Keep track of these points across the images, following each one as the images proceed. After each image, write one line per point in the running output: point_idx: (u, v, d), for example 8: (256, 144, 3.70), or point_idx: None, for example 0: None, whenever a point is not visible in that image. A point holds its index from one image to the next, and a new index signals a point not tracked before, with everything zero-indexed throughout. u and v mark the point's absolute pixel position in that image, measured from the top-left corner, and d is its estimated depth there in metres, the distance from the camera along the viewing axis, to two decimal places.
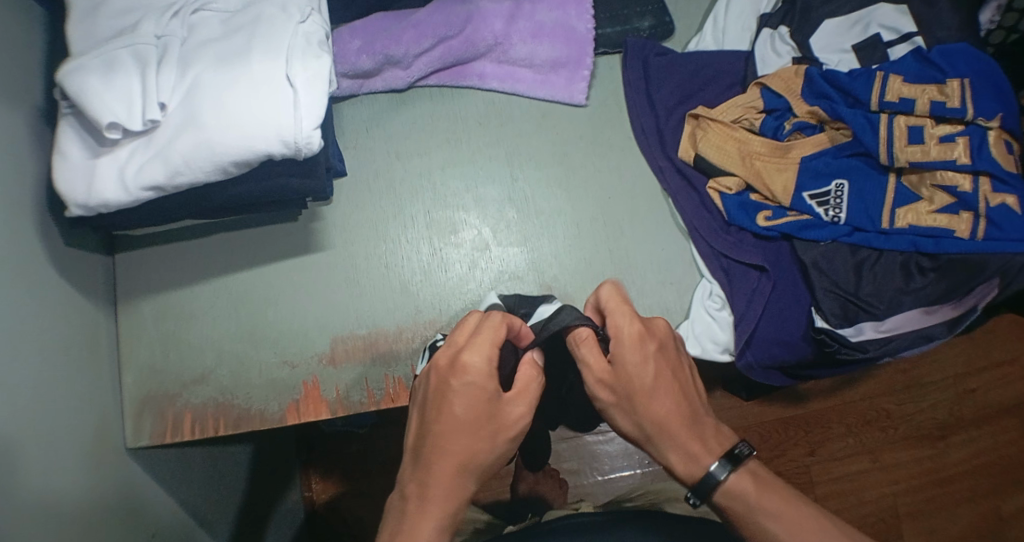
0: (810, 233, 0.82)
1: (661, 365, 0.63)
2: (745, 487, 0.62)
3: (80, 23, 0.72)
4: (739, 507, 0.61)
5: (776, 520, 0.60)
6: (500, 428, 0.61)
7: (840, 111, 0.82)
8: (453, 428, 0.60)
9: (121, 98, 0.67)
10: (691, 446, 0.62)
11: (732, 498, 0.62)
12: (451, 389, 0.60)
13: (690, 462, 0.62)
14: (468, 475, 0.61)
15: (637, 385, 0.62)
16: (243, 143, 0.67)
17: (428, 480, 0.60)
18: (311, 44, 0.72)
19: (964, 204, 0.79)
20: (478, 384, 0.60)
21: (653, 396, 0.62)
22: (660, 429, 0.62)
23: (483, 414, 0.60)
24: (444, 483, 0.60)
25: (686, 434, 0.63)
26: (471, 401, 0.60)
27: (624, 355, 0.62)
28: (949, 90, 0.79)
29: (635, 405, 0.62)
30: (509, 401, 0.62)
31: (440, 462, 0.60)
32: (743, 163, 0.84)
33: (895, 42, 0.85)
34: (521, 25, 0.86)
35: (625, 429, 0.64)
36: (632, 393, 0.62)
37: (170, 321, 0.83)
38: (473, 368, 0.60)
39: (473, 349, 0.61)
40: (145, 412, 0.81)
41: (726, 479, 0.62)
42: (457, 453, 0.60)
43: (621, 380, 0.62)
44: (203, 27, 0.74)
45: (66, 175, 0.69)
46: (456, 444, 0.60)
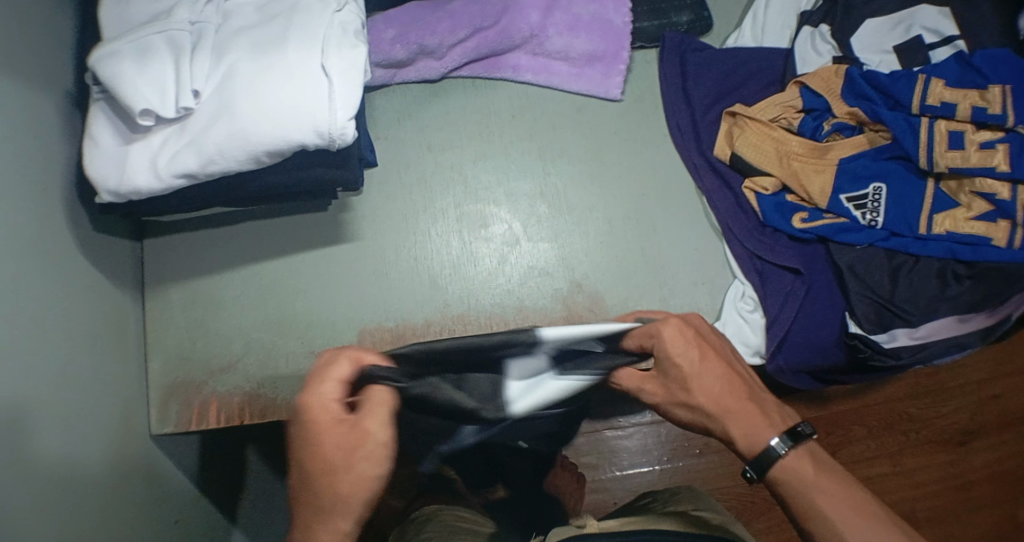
0: (846, 236, 0.81)
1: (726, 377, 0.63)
2: (803, 466, 0.60)
3: (114, 8, 0.71)
4: (794, 491, 0.60)
5: (837, 504, 0.59)
6: (359, 453, 0.56)
7: (880, 113, 0.80)
8: (324, 464, 0.56)
9: (155, 84, 0.66)
10: (752, 423, 0.62)
11: (789, 476, 0.61)
12: (308, 427, 0.56)
13: (752, 436, 0.61)
14: (350, 507, 0.57)
15: (681, 375, 0.63)
16: (279, 133, 0.66)
17: (317, 517, 0.57)
18: (348, 33, 0.71)
19: (1002, 212, 0.78)
20: (335, 419, 0.56)
21: (702, 378, 0.62)
22: (722, 415, 0.62)
23: (353, 446, 0.56)
24: (322, 517, 0.57)
25: (750, 412, 0.62)
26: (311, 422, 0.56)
27: (664, 355, 0.63)
28: (990, 96, 0.78)
29: (686, 392, 0.63)
30: (325, 435, 0.56)
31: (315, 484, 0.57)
32: (780, 163, 0.82)
33: (936, 45, 0.84)
34: (557, 17, 0.85)
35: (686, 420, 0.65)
36: (683, 387, 0.63)
37: (197, 308, 0.82)
38: (315, 405, 0.56)
39: (328, 384, 0.57)
40: (171, 399, 0.81)
41: (783, 457, 0.60)
42: (318, 478, 0.57)
43: (666, 375, 0.64)
44: (238, 14, 0.72)
45: (99, 161, 0.68)
46: (337, 480, 0.56)
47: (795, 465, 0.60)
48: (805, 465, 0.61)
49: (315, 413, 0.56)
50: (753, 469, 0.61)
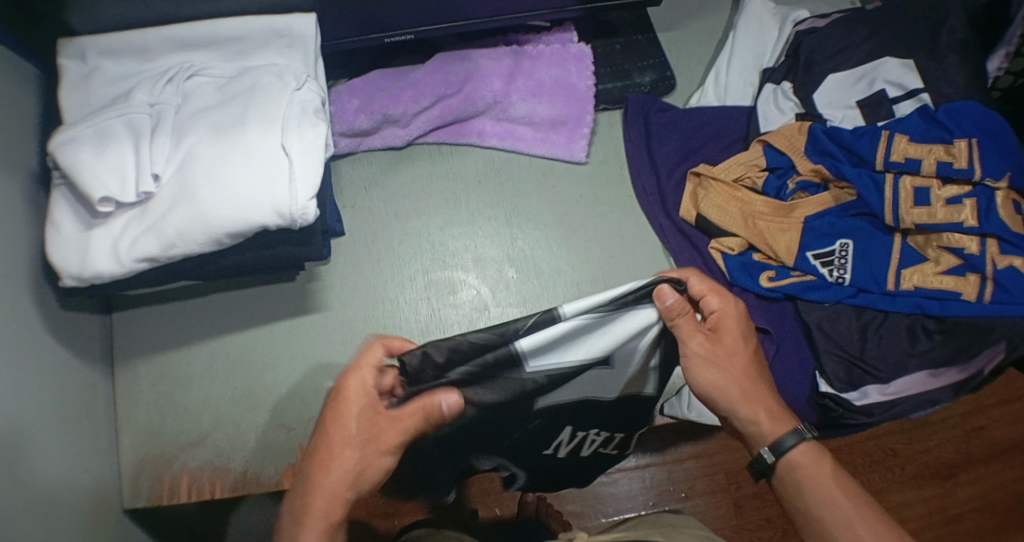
0: (814, 294, 0.81)
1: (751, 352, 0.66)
2: (819, 458, 0.65)
3: (72, 93, 0.72)
4: (805, 476, 0.64)
5: (845, 492, 0.63)
6: (381, 447, 0.60)
7: (844, 171, 0.80)
8: (336, 447, 0.60)
9: (114, 171, 0.66)
10: (778, 411, 0.66)
11: (806, 464, 0.65)
12: (336, 413, 0.60)
13: (781, 420, 0.65)
14: (338, 496, 0.60)
15: (733, 346, 0.65)
16: (238, 216, 0.66)
17: (309, 499, 0.60)
18: (308, 112, 0.71)
19: (971, 266, 0.77)
20: (358, 406, 0.59)
21: (747, 355, 0.65)
22: (753, 391, 0.65)
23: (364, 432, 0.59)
24: (319, 501, 0.59)
25: (772, 399, 0.66)
26: (347, 421, 0.59)
27: (725, 325, 0.65)
28: (955, 150, 0.77)
29: (732, 364, 0.64)
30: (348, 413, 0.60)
31: (318, 500, 0.59)
32: (745, 224, 0.83)
33: (900, 99, 0.83)
34: (520, 82, 0.86)
35: (718, 385, 0.64)
36: (733, 356, 0.65)
37: (166, 383, 0.82)
38: (353, 393, 0.60)
39: (356, 374, 0.60)
40: (141, 475, 0.80)
41: (796, 446, 0.65)
42: (326, 479, 0.60)
43: (717, 341, 0.64)
44: (198, 95, 0.73)
45: (60, 247, 0.68)
46: (335, 463, 0.60)
47: (808, 457, 0.65)
48: (818, 458, 0.65)
49: (346, 417, 0.59)
50: (770, 452, 0.65)
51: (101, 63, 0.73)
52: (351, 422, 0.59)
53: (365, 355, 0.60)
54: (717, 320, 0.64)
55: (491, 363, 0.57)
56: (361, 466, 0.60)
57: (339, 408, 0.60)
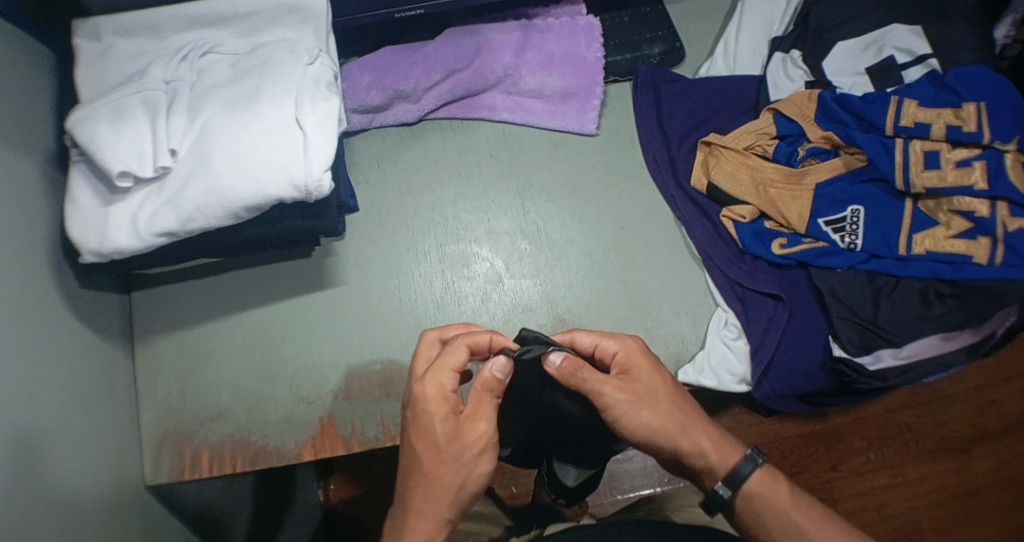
0: (826, 260, 0.81)
1: (673, 391, 0.66)
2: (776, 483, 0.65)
3: (88, 70, 0.72)
4: (767, 504, 0.64)
5: (805, 514, 0.64)
6: (473, 451, 0.62)
7: (854, 136, 0.81)
8: (421, 456, 0.62)
9: (132, 145, 0.66)
10: (722, 439, 0.66)
11: (765, 492, 0.64)
12: (417, 420, 0.62)
13: (724, 450, 0.65)
14: (438, 509, 0.61)
15: (653, 387, 0.65)
16: (255, 189, 0.66)
17: (409, 512, 0.61)
18: (321, 86, 0.71)
19: (982, 229, 0.77)
20: (438, 410, 0.62)
21: (669, 391, 0.65)
22: (687, 423, 0.65)
23: (448, 437, 0.61)
24: (422, 514, 0.61)
25: (714, 429, 0.66)
26: (436, 435, 0.61)
27: (636, 366, 0.66)
28: (964, 114, 0.77)
29: (656, 396, 0.65)
30: (431, 415, 0.62)
31: (416, 514, 0.61)
32: (756, 192, 0.83)
33: (909, 65, 0.83)
34: (530, 55, 0.87)
35: (652, 424, 0.64)
36: (651, 391, 0.65)
37: (187, 358, 0.83)
38: (429, 398, 0.62)
39: (430, 381, 0.62)
40: (163, 449, 0.81)
41: (753, 473, 0.64)
42: (423, 500, 0.61)
43: (636, 383, 0.65)
44: (213, 71, 0.73)
45: (79, 223, 0.68)
46: (424, 474, 0.61)
47: (764, 478, 0.65)
48: (773, 484, 0.65)
49: (430, 426, 0.61)
50: (726, 485, 0.64)
51: (115, 41, 0.73)
52: (440, 441, 0.61)
53: (444, 359, 0.63)
54: (623, 360, 0.66)
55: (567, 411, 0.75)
56: (459, 487, 0.61)
57: (425, 428, 0.62)
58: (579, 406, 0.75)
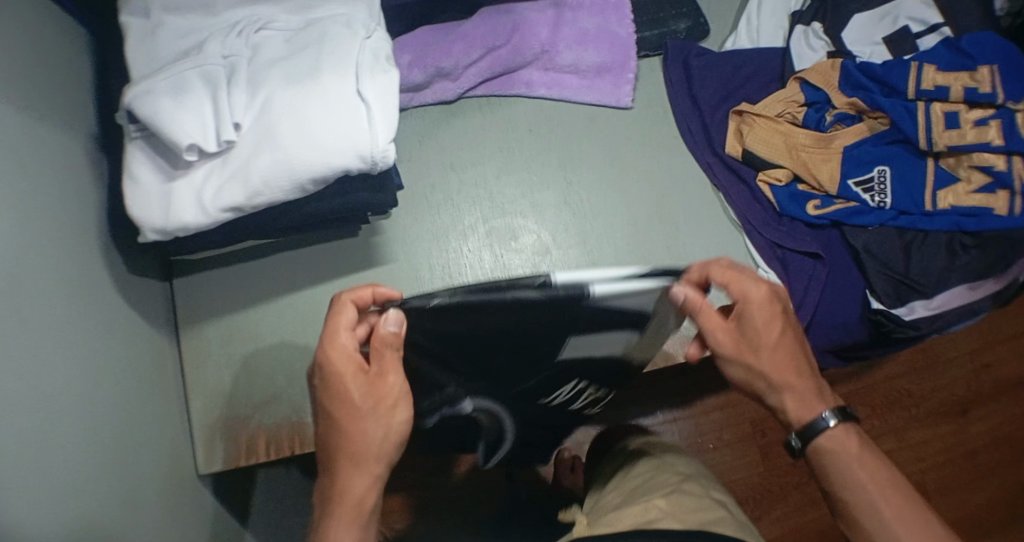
0: (858, 219, 0.85)
1: (774, 354, 0.67)
2: (848, 439, 0.67)
3: (137, 47, 0.71)
4: (834, 460, 0.66)
5: (872, 477, 0.65)
6: (388, 402, 0.64)
7: (878, 100, 0.85)
8: (341, 414, 0.64)
9: (196, 118, 0.66)
10: (806, 393, 0.68)
11: (835, 447, 0.67)
12: (331, 382, 0.64)
13: (803, 407, 0.68)
14: (382, 454, 0.65)
15: (757, 336, 0.66)
16: (321, 161, 0.68)
17: (342, 466, 0.65)
18: (379, 59, 0.73)
19: (1000, 183, 0.82)
20: (349, 369, 0.63)
21: (775, 351, 0.67)
22: (783, 379, 0.67)
23: (360, 395, 0.64)
24: (349, 468, 0.65)
25: (803, 382, 0.68)
26: (351, 395, 0.64)
27: (762, 317, 0.66)
28: (979, 76, 0.83)
29: (755, 353, 0.67)
30: (337, 377, 0.64)
31: (348, 467, 0.65)
32: (790, 155, 0.86)
33: (923, 33, 0.88)
34: (565, 32, 0.89)
35: (736, 376, 0.69)
36: (755, 350, 0.67)
37: (235, 343, 0.82)
38: (336, 361, 0.63)
39: (331, 345, 0.63)
40: (216, 437, 0.80)
41: (828, 430, 0.67)
42: (360, 454, 0.65)
43: (744, 337, 0.67)
44: (268, 46, 0.73)
45: (142, 200, 0.67)
46: (363, 429, 0.64)
47: (835, 442, 0.67)
48: (844, 441, 0.67)
49: (346, 389, 0.64)
50: (799, 437, 0.68)
51: (165, 19, 0.72)
52: (360, 413, 0.64)
53: (340, 316, 0.63)
54: (743, 306, 0.66)
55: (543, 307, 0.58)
56: (383, 461, 0.66)
57: (345, 398, 0.64)
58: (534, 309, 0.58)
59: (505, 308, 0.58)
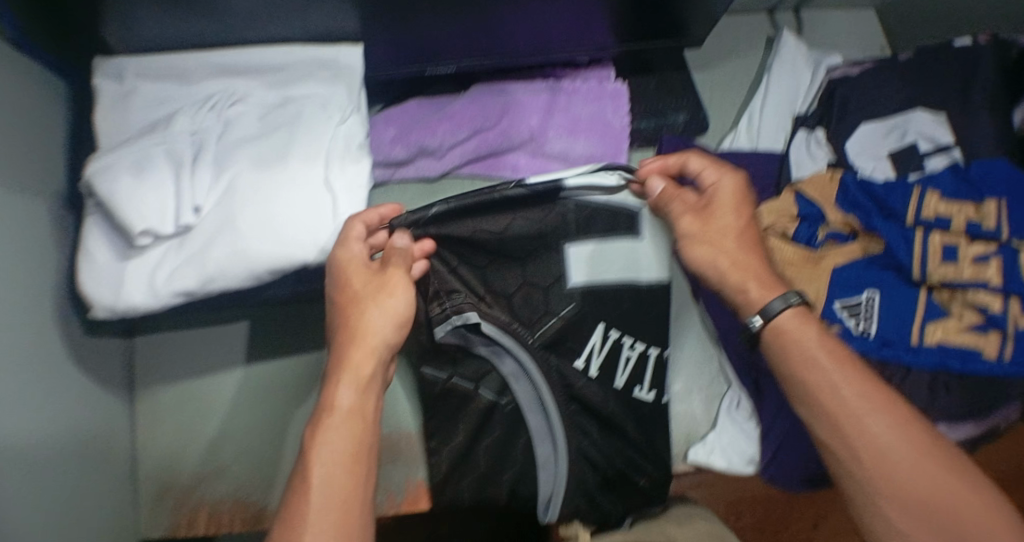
0: (840, 347, 0.81)
1: (741, 241, 0.69)
2: (805, 325, 0.65)
3: (110, 114, 0.70)
4: (786, 342, 0.65)
5: (832, 357, 0.64)
6: (394, 312, 0.65)
7: (873, 222, 0.81)
8: (348, 296, 0.65)
9: (155, 199, 0.65)
10: (767, 283, 0.68)
11: (785, 339, 0.66)
12: (342, 274, 0.65)
13: (765, 294, 0.67)
14: (378, 354, 0.64)
15: (722, 223, 0.70)
16: (281, 252, 0.66)
17: (345, 355, 0.63)
18: (352, 147, 0.71)
19: (994, 324, 0.77)
20: (360, 271, 0.66)
21: (738, 231, 0.70)
22: (748, 282, 0.68)
23: (360, 286, 0.65)
24: (351, 345, 0.64)
25: (773, 292, 0.67)
26: (354, 285, 0.65)
27: (723, 201, 0.70)
28: (985, 210, 0.78)
29: (719, 236, 0.69)
30: (353, 271, 0.65)
31: (355, 357, 0.63)
32: (775, 272, 0.83)
33: (930, 153, 0.83)
34: (557, 118, 0.87)
35: (701, 260, 0.70)
36: (721, 234, 0.69)
37: (190, 408, 0.82)
38: (348, 256, 0.65)
39: (352, 243, 0.65)
40: (162, 504, 0.80)
41: (785, 311, 0.66)
42: (365, 339, 0.64)
43: (710, 210, 0.70)
44: (239, 125, 0.71)
45: (93, 277, 0.66)
46: (366, 312, 0.65)
47: (794, 323, 0.65)
48: (804, 324, 0.66)
49: (349, 279, 0.65)
50: (759, 316, 0.67)
51: (138, 84, 0.71)
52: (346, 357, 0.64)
53: (354, 224, 0.66)
54: (715, 194, 0.70)
55: (537, 217, 0.73)
56: (377, 365, 0.64)
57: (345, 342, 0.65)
58: (527, 222, 0.73)
59: (518, 237, 0.74)
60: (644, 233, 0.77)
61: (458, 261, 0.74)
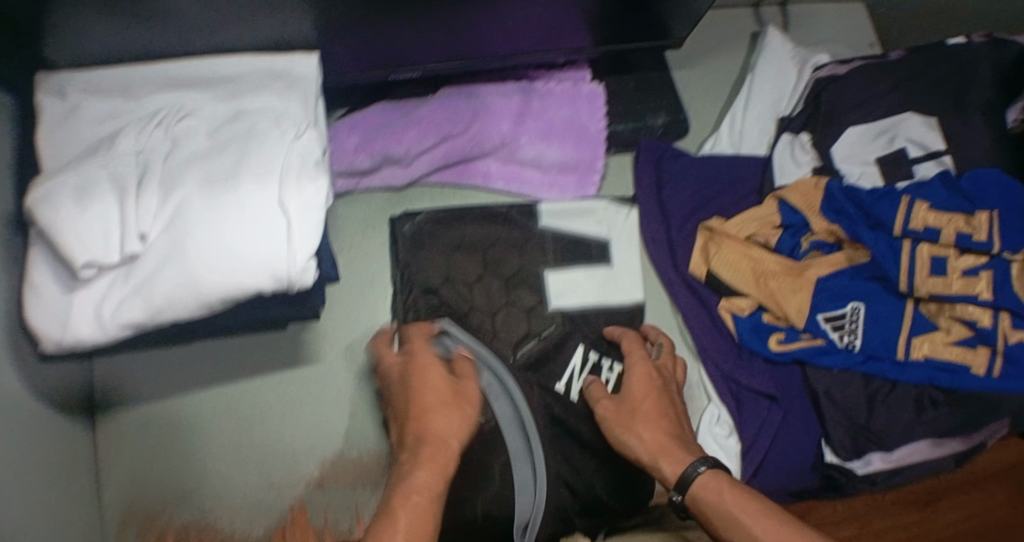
0: (824, 360, 0.79)
1: (655, 423, 0.67)
2: (718, 491, 0.59)
3: (50, 135, 0.66)
4: (709, 511, 0.59)
5: (763, 512, 0.56)
6: (441, 464, 0.60)
7: (860, 233, 0.78)
8: (426, 464, 0.59)
9: (98, 227, 0.62)
10: (680, 459, 0.63)
11: (710, 508, 0.59)
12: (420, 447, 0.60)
13: (675, 459, 0.63)
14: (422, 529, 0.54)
15: (630, 402, 0.70)
16: (232, 281, 0.62)
17: (384, 521, 0.54)
18: (308, 164, 0.67)
19: (982, 339, 0.74)
20: (443, 436, 0.62)
21: (656, 414, 0.68)
22: (660, 450, 0.65)
23: (438, 447, 0.61)
24: (400, 520, 0.54)
25: (680, 450, 0.64)
26: (430, 458, 0.60)
27: (637, 396, 0.70)
28: (976, 222, 0.74)
29: (630, 429, 0.68)
30: (436, 424, 0.62)
31: (400, 515, 0.55)
32: (756, 284, 0.80)
33: (921, 160, 0.80)
34: (529, 124, 0.83)
35: (638, 453, 0.66)
36: (631, 415, 0.69)
37: (155, 431, 0.80)
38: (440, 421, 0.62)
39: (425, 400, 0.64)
40: (128, 530, 0.78)
41: (697, 480, 0.60)
42: (407, 511, 0.55)
43: (623, 404, 0.71)
44: (188, 141, 0.67)
45: (38, 310, 0.63)
46: (423, 489, 0.57)
47: (711, 492, 0.59)
48: (723, 489, 0.59)
49: (433, 435, 0.61)
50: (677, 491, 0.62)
51: (80, 100, 0.67)
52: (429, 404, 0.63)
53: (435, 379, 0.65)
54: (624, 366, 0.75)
55: (518, 241, 0.83)
56: (434, 508, 0.57)
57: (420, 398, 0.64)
58: (512, 250, 0.82)
59: (499, 253, 0.82)
60: (614, 261, 0.85)
61: (443, 283, 0.79)
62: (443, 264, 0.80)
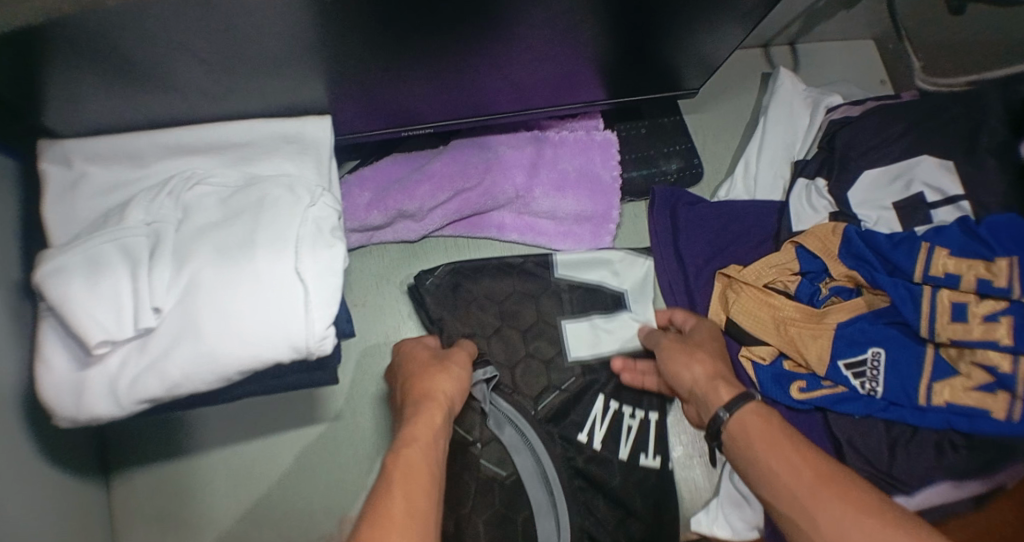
0: (845, 407, 0.79)
1: (715, 361, 0.70)
2: (751, 421, 0.63)
3: (58, 205, 0.64)
4: (743, 446, 0.62)
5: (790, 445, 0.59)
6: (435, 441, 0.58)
7: (878, 280, 0.77)
8: (415, 442, 0.57)
9: (110, 303, 0.59)
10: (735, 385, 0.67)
11: (742, 429, 0.63)
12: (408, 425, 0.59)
13: (730, 389, 0.66)
14: (419, 497, 0.52)
15: (697, 342, 0.74)
16: (250, 354, 0.60)
17: (384, 488, 0.52)
18: (323, 231, 0.64)
19: (1002, 384, 0.71)
20: (435, 410, 0.61)
21: (714, 357, 0.71)
22: (717, 382, 0.67)
23: (433, 420, 0.60)
24: (398, 487, 0.52)
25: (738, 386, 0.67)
26: (419, 436, 0.58)
27: (704, 342, 0.74)
28: (997, 268, 0.71)
29: (685, 363, 0.71)
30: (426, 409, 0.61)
31: (397, 485, 0.52)
32: (777, 331, 0.80)
33: (938, 204, 0.78)
34: (544, 175, 0.84)
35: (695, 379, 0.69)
36: (689, 354, 0.72)
37: (170, 492, 0.79)
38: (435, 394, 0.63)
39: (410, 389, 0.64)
40: None
41: (742, 406, 0.64)
42: (403, 479, 0.53)
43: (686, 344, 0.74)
44: (199, 210, 0.64)
45: (52, 388, 0.60)
46: (413, 459, 0.55)
47: (749, 417, 0.63)
48: (767, 419, 0.62)
49: (422, 418, 0.60)
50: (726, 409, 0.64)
51: (87, 169, 0.65)
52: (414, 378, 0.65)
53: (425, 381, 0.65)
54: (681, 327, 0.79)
55: (533, 291, 0.82)
56: (432, 473, 0.55)
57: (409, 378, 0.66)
58: (527, 300, 0.82)
59: (514, 303, 0.81)
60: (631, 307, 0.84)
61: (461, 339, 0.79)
62: (458, 316, 0.80)
